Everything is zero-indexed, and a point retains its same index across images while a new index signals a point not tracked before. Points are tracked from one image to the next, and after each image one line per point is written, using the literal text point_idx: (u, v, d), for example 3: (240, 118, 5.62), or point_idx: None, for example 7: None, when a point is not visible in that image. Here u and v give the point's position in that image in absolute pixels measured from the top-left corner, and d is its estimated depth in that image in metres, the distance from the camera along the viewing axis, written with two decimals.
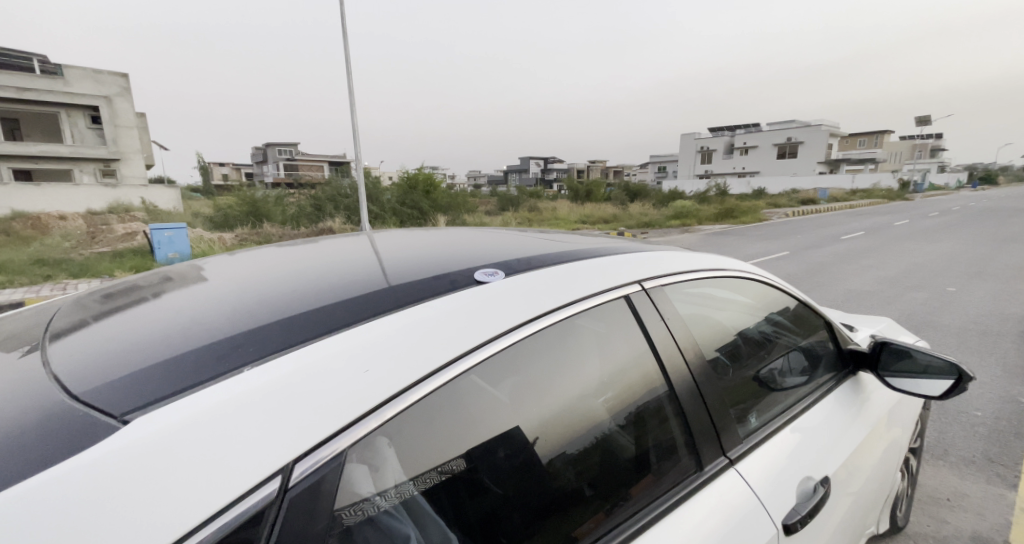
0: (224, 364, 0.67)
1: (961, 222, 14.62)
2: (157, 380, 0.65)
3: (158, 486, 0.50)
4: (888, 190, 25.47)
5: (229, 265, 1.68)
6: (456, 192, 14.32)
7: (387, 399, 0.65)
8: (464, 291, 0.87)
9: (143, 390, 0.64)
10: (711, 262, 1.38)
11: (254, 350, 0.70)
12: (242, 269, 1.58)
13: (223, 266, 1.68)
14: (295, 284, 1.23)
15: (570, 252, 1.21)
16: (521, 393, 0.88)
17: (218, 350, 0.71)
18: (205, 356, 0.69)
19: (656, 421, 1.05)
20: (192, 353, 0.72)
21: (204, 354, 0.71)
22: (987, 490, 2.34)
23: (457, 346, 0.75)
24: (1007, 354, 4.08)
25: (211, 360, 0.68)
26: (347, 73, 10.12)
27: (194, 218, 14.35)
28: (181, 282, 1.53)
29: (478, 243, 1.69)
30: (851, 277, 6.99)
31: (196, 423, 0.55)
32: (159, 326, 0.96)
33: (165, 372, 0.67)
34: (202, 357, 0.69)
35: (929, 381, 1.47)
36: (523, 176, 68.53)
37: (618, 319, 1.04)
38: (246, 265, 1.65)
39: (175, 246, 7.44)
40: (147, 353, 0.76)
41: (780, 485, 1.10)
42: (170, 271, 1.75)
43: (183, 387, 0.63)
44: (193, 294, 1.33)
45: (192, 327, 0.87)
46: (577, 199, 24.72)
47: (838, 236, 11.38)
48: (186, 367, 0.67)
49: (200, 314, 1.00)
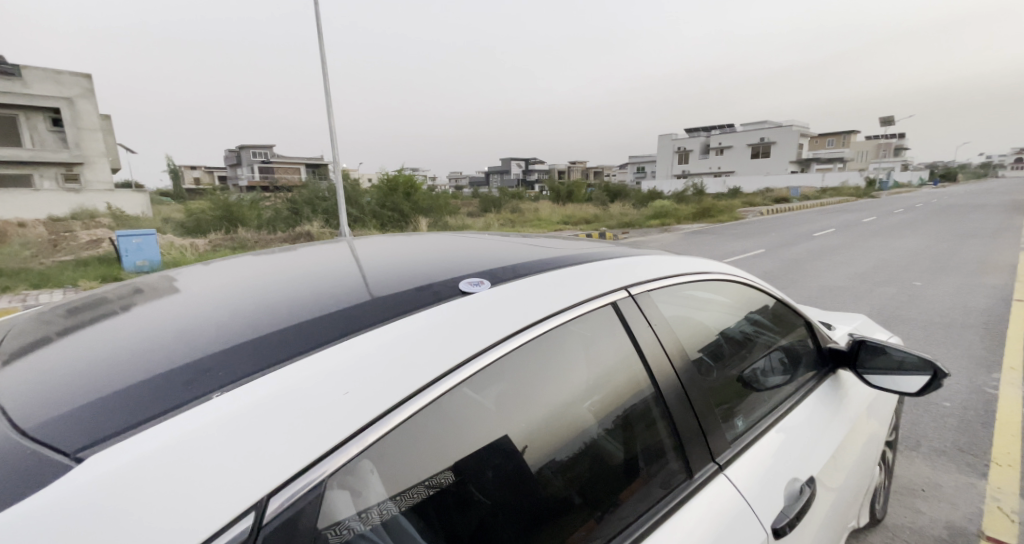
0: (189, 391, 0.63)
1: (926, 218, 15.27)
2: (119, 410, 0.61)
3: (119, 531, 0.46)
4: (856, 188, 26.42)
5: (204, 275, 1.62)
6: (437, 195, 14.24)
7: (368, 423, 0.62)
8: (448, 304, 0.85)
9: (100, 423, 0.59)
10: (695, 265, 1.38)
11: (221, 374, 0.67)
12: (219, 279, 1.52)
13: (197, 277, 1.61)
14: (269, 296, 1.17)
15: (555, 258, 1.20)
16: (509, 403, 0.86)
17: (185, 375, 0.67)
18: (171, 383, 0.66)
19: (643, 424, 1.04)
20: (157, 378, 0.68)
21: (170, 378, 0.67)
22: (958, 480, 2.42)
23: (448, 359, 0.74)
24: (971, 345, 4.26)
25: (178, 385, 0.65)
26: (324, 75, 9.95)
27: (164, 222, 13.86)
28: (152, 294, 1.46)
29: (460, 249, 1.67)
30: (825, 274, 7.21)
31: (162, 459, 0.52)
32: (130, 341, 0.92)
33: (129, 400, 0.63)
34: (170, 383, 0.66)
35: (905, 377, 1.49)
36: (503, 177, 68.47)
37: (605, 324, 1.03)
38: (224, 274, 1.59)
39: (143, 254, 7.18)
40: (108, 377, 0.72)
41: (767, 487, 1.11)
42: (141, 282, 1.68)
43: (148, 416, 0.59)
44: (167, 306, 1.28)
45: (161, 344, 0.83)
46: (559, 200, 24.89)
47: (810, 233, 11.74)
48: (151, 393, 0.64)
49: (181, 325, 0.97)
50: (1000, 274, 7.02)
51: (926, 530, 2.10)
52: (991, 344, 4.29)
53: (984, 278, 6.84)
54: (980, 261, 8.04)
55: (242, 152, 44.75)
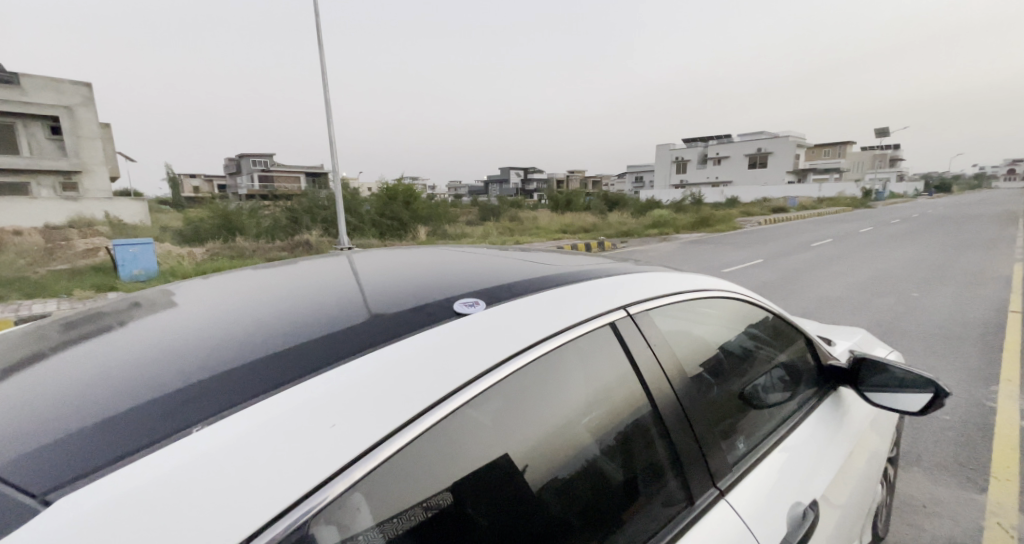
0: (170, 424, 0.63)
1: (921, 228, 15.39)
2: (97, 447, 0.60)
3: None
4: (852, 198, 26.60)
5: (203, 290, 1.60)
6: (436, 204, 14.24)
7: (356, 457, 0.61)
8: (442, 326, 0.84)
9: (76, 460, 0.58)
10: (693, 281, 1.38)
11: (204, 405, 0.66)
12: (217, 294, 1.50)
13: (196, 291, 1.60)
14: (264, 313, 1.16)
15: (552, 275, 1.20)
16: (509, 426, 0.84)
17: (167, 407, 0.66)
18: (155, 416, 0.65)
19: (642, 445, 1.03)
20: (139, 410, 0.66)
21: (153, 410, 0.66)
22: (959, 495, 2.40)
23: (442, 384, 0.73)
24: (969, 356, 4.26)
25: (163, 418, 0.64)
26: (323, 85, 10.01)
27: (161, 230, 13.82)
28: (151, 309, 1.45)
29: (459, 263, 1.66)
30: (823, 284, 7.22)
31: (136, 499, 0.50)
32: (122, 362, 0.91)
33: (109, 435, 0.62)
34: (151, 416, 0.65)
35: (906, 395, 1.48)
36: (503, 186, 68.55)
37: (603, 345, 1.02)
38: (223, 289, 1.58)
39: (139, 263, 7.14)
40: (91, 407, 0.70)
41: (768, 510, 1.09)
42: (139, 296, 1.66)
43: (128, 451, 0.58)
44: (165, 321, 1.27)
45: (150, 369, 0.82)
46: (558, 209, 24.94)
47: (808, 243, 11.79)
48: (134, 427, 0.62)
49: (175, 345, 0.96)
50: (995, 285, 7.06)
51: None
52: (989, 355, 4.29)
53: (979, 289, 6.87)
54: (977, 272, 8.07)
55: (241, 160, 44.75)
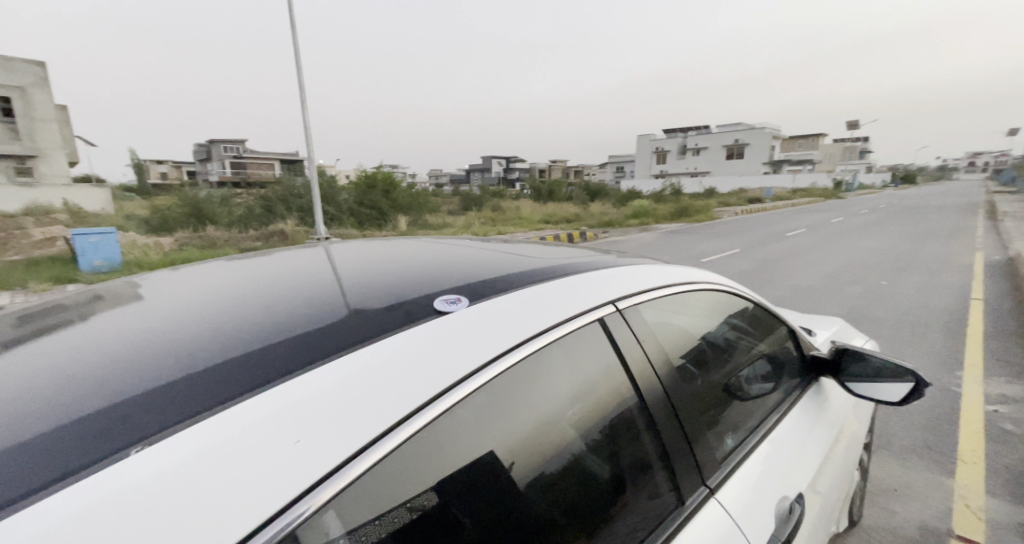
0: (123, 436, 0.56)
1: (891, 218, 15.98)
2: (34, 465, 0.53)
3: None
4: (825, 190, 27.38)
5: (171, 282, 1.51)
6: (416, 192, 14.05)
7: (328, 472, 0.56)
8: (422, 325, 0.79)
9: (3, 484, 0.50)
10: (680, 275, 1.36)
11: (158, 417, 0.59)
12: (187, 286, 1.42)
13: (165, 283, 1.51)
14: (233, 308, 1.10)
15: (537, 269, 1.16)
16: (501, 429, 0.80)
17: (115, 419, 0.60)
18: (100, 430, 0.58)
19: (632, 444, 1.01)
20: (83, 423, 0.60)
21: (99, 423, 0.59)
22: (928, 478, 2.49)
23: (426, 388, 0.69)
24: (935, 342, 4.43)
25: (110, 432, 0.57)
26: (297, 68, 9.68)
27: (127, 219, 13.25)
28: (114, 302, 1.35)
29: (441, 255, 1.60)
30: (797, 273, 7.40)
31: (75, 527, 0.44)
32: (70, 365, 0.83)
33: (45, 454, 0.54)
34: (97, 429, 0.58)
35: (887, 385, 1.49)
36: (485, 175, 68.55)
37: (593, 342, 0.99)
38: (192, 282, 1.49)
39: (101, 253, 6.84)
40: (28, 420, 0.63)
41: (755, 507, 1.09)
42: (103, 288, 1.56)
43: (64, 473, 0.51)
44: (127, 316, 1.18)
45: (101, 374, 0.74)
46: (540, 199, 24.94)
47: (783, 233, 12.08)
48: (76, 442, 0.56)
49: (132, 346, 0.88)
50: (958, 273, 7.34)
51: (901, 531, 2.14)
52: (953, 341, 4.47)
53: (944, 277, 7.12)
54: (941, 260, 8.40)
55: (212, 148, 43.24)
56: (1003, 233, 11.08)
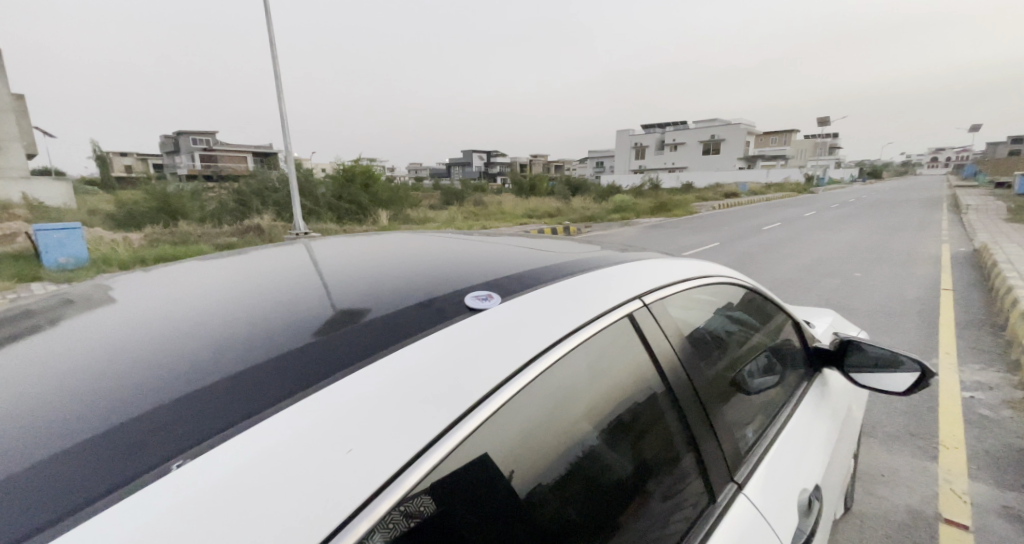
0: (152, 453, 0.52)
1: (861, 212, 16.52)
2: (57, 489, 0.47)
3: None
4: (798, 185, 28.16)
5: (148, 283, 1.42)
6: (396, 186, 13.83)
7: (385, 483, 0.52)
8: (457, 324, 0.74)
9: (20, 515, 0.45)
10: (696, 268, 1.34)
11: (187, 429, 0.55)
12: (167, 288, 1.33)
13: (142, 285, 1.41)
14: (225, 311, 1.03)
15: (556, 265, 1.12)
16: (544, 432, 0.76)
17: (138, 434, 0.55)
18: (125, 446, 0.53)
19: (666, 444, 0.98)
20: (102, 439, 0.54)
21: (120, 440, 0.54)
22: (913, 464, 2.56)
23: (471, 390, 0.64)
24: (910, 332, 4.59)
25: (137, 448, 0.52)
26: (273, 57, 9.35)
27: (91, 214, 12.63)
28: (84, 306, 1.25)
29: (436, 253, 1.55)
30: (776, 266, 7.57)
31: None
32: (63, 377, 0.76)
33: (67, 475, 0.49)
34: (121, 446, 0.53)
35: (894, 376, 1.50)
36: (465, 170, 68.63)
37: (625, 338, 0.96)
38: (173, 282, 1.39)
39: (67, 250, 6.50)
40: (34, 440, 0.56)
41: (781, 502, 1.08)
42: (71, 292, 1.45)
43: (100, 492, 0.46)
44: (106, 320, 1.09)
45: (106, 386, 0.69)
46: (522, 193, 24.89)
47: (760, 227, 12.36)
48: (100, 460, 0.51)
49: (130, 355, 0.81)
50: (926, 265, 7.62)
51: (891, 516, 2.20)
52: (927, 330, 4.63)
53: (913, 269, 7.39)
54: (910, 253, 8.72)
55: (179, 139, 41.47)
56: (966, 226, 11.54)
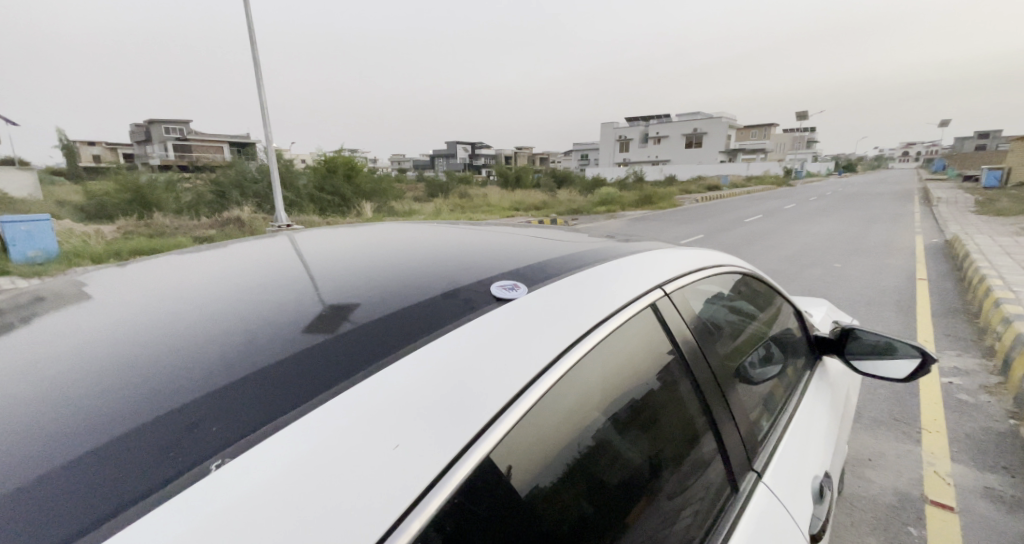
0: (191, 451, 0.50)
1: (839, 205, 16.87)
2: (97, 490, 0.46)
3: None
4: (777, 178, 28.63)
5: (128, 277, 1.35)
6: (379, 177, 13.60)
7: (434, 479, 0.51)
8: (488, 315, 0.74)
9: (65, 516, 0.43)
10: (707, 258, 1.34)
11: (223, 426, 0.54)
12: (150, 281, 1.27)
13: (119, 280, 1.33)
14: (219, 305, 0.99)
15: (570, 256, 1.12)
16: (575, 424, 0.75)
17: (173, 433, 0.54)
18: (160, 446, 0.52)
19: (689, 434, 0.97)
20: (136, 438, 0.53)
21: (154, 439, 0.53)
22: (898, 447, 2.62)
23: (508, 385, 0.63)
24: (889, 320, 4.70)
25: (174, 447, 0.51)
26: (251, 42, 9.04)
27: (59, 204, 12.12)
28: (60, 303, 1.18)
29: (432, 244, 1.52)
30: (760, 257, 7.69)
31: None
32: (65, 378, 0.72)
33: (103, 476, 0.48)
34: (158, 446, 0.52)
35: (894, 362, 1.51)
36: (449, 162, 68.44)
37: (649, 328, 0.95)
38: (156, 275, 1.33)
39: (35, 243, 6.21)
40: (58, 441, 0.54)
41: (798, 489, 1.09)
42: (45, 287, 1.37)
43: (144, 492, 0.45)
44: (87, 318, 1.02)
45: (120, 386, 0.66)
46: (507, 186, 24.79)
47: (743, 219, 12.54)
48: (139, 462, 0.50)
49: (130, 356, 0.77)
50: (903, 255, 7.83)
51: (878, 498, 2.25)
52: (905, 318, 4.76)
53: (891, 259, 7.59)
54: (887, 244, 8.94)
55: (151, 127, 40.05)
56: (939, 217, 11.88)
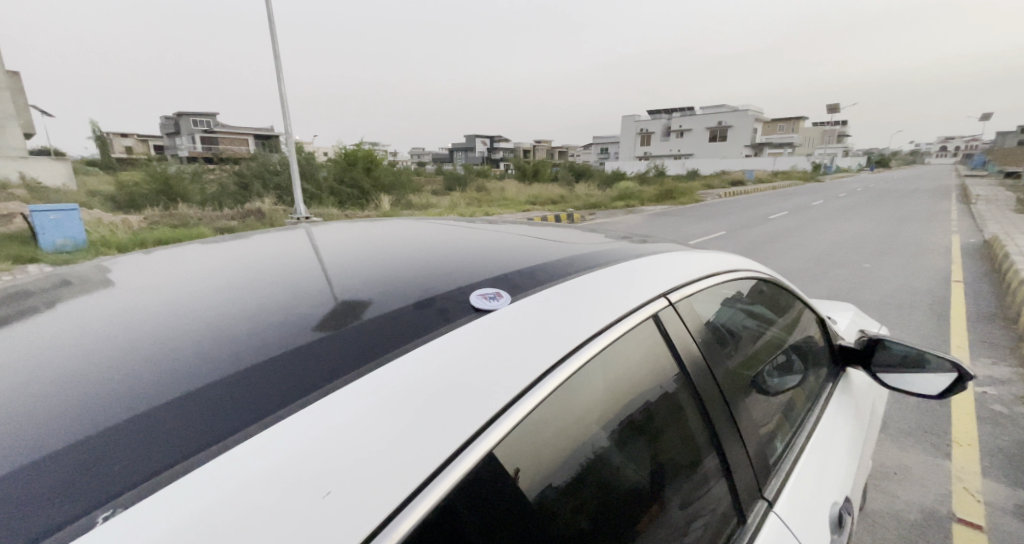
0: (132, 466, 0.47)
1: (868, 202, 16.27)
2: (30, 505, 0.43)
3: None
4: (804, 173, 27.82)
5: (146, 266, 1.34)
6: (398, 171, 13.67)
7: (387, 518, 0.47)
8: (468, 330, 0.69)
9: None
10: (720, 263, 1.27)
11: (171, 443, 0.50)
12: (166, 270, 1.26)
13: (139, 267, 1.33)
14: (229, 296, 0.97)
15: (571, 258, 1.07)
16: (563, 450, 0.70)
17: (123, 444, 0.50)
18: (100, 462, 0.48)
19: (691, 458, 0.91)
20: (87, 446, 0.50)
21: (103, 449, 0.50)
22: (925, 461, 2.50)
23: (484, 407, 0.59)
24: (920, 324, 4.50)
25: (112, 463, 0.48)
26: (273, 35, 9.10)
27: (91, 195, 12.49)
28: (83, 288, 1.18)
29: (444, 241, 1.49)
30: (784, 256, 7.45)
31: None
32: (45, 372, 0.70)
33: (47, 477, 0.46)
34: (103, 458, 0.49)
35: (925, 378, 1.42)
36: (469, 155, 68.48)
37: (650, 341, 0.89)
38: (174, 264, 1.33)
39: (63, 232, 6.43)
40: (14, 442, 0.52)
41: (811, 517, 1.02)
42: (70, 272, 1.37)
43: (72, 514, 0.42)
44: (100, 305, 1.01)
45: (97, 381, 0.64)
46: (525, 180, 24.73)
47: (767, 216, 12.20)
48: (82, 474, 0.47)
49: (127, 346, 0.75)
50: (936, 256, 7.49)
51: (903, 515, 2.14)
52: (938, 323, 4.54)
53: (923, 260, 7.27)
54: (919, 244, 8.58)
55: (177, 118, 40.97)
56: (974, 217, 11.35)
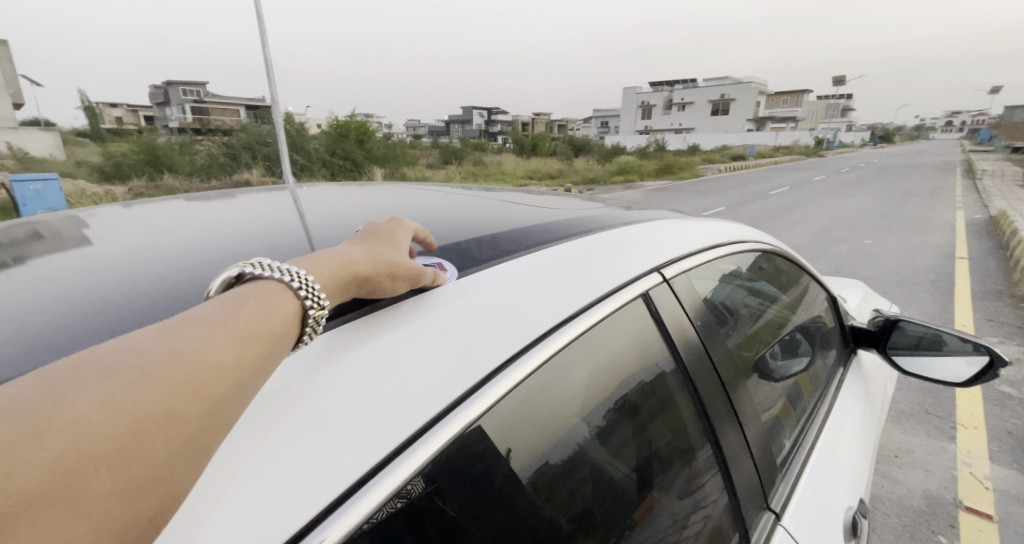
0: None
1: (870, 177, 16.05)
2: None
3: None
4: (806, 148, 27.43)
5: (125, 220, 1.21)
6: (392, 143, 13.41)
7: None
8: (408, 318, 0.57)
9: None
10: (723, 233, 1.14)
11: None
12: (145, 226, 1.13)
13: (120, 222, 1.19)
14: (207, 256, 0.84)
15: (551, 227, 0.94)
16: (531, 459, 0.58)
17: None
18: None
19: (684, 457, 0.80)
20: None
21: None
22: (929, 444, 2.43)
23: (427, 404, 0.48)
24: (924, 302, 4.40)
25: None
26: None
27: (78, 165, 12.22)
28: (59, 242, 1.04)
29: (437, 205, 1.36)
30: (784, 232, 7.32)
31: None
32: None
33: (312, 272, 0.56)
34: None
35: (949, 362, 1.31)
36: (466, 127, 68.22)
37: (637, 324, 0.77)
38: (154, 220, 1.19)
39: (44, 203, 6.21)
40: None
41: (818, 523, 0.92)
42: (41, 224, 1.22)
43: None
44: (50, 264, 0.87)
45: None
46: (522, 154, 24.40)
47: (767, 192, 12.03)
48: None
49: (23, 317, 0.63)
50: (940, 233, 7.35)
51: (905, 502, 2.08)
52: (941, 301, 4.45)
53: (926, 236, 7.15)
54: (923, 220, 8.44)
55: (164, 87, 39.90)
56: (980, 193, 11.15)
